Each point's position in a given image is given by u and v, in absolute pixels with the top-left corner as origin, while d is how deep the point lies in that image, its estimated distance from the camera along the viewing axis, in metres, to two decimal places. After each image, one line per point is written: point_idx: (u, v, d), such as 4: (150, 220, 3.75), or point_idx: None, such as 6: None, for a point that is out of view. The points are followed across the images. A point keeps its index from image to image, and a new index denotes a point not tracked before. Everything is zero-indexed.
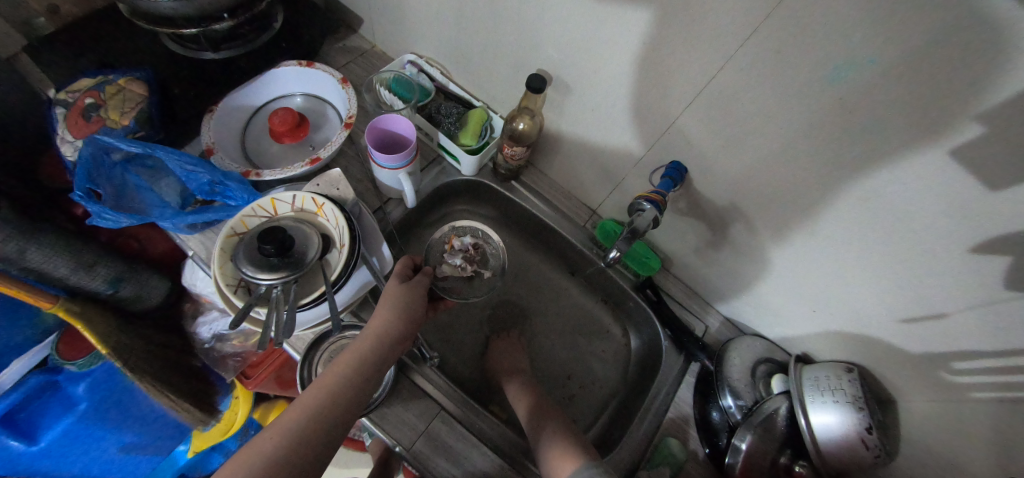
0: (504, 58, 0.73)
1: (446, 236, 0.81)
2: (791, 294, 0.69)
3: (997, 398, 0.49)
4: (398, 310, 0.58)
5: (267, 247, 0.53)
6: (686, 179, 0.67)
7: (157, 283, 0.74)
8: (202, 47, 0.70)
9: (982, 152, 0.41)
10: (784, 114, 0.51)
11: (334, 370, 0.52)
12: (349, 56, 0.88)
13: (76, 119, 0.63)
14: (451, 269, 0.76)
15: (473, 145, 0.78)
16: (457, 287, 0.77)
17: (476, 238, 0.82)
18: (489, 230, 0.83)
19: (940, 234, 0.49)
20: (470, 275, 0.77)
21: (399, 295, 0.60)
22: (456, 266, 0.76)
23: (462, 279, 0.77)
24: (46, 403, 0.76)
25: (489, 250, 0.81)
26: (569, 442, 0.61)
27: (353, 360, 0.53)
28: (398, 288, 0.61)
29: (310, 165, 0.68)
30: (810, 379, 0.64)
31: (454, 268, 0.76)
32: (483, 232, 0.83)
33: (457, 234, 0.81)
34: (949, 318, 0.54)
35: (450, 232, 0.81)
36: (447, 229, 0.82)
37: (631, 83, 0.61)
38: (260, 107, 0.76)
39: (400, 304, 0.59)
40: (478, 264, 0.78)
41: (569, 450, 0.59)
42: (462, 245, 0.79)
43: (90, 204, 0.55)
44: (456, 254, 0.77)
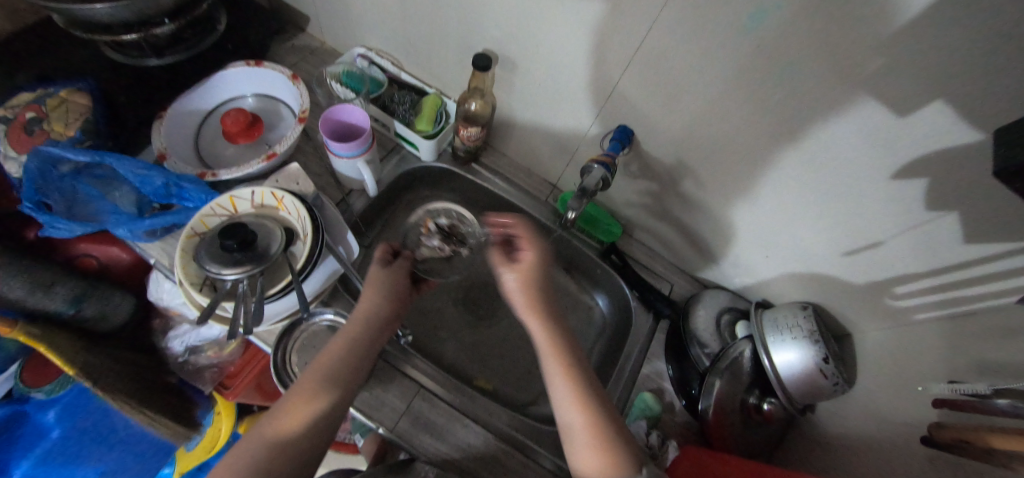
0: (450, 40, 0.74)
1: (420, 219, 0.85)
2: (746, 243, 0.72)
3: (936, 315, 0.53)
4: (384, 293, 0.59)
5: (229, 242, 0.54)
6: (635, 142, 0.69)
7: (121, 301, 0.72)
8: (145, 53, 0.68)
9: (885, 81, 0.44)
10: (713, 65, 0.53)
11: (325, 356, 0.53)
12: (299, 55, 0.89)
13: (18, 133, 0.62)
14: (429, 252, 0.81)
15: (429, 130, 0.80)
16: (437, 268, 0.81)
17: (450, 218, 0.86)
18: (462, 209, 0.86)
19: (865, 163, 0.52)
20: (449, 254, 0.82)
21: (382, 277, 0.61)
22: (434, 248, 0.81)
23: (442, 259, 0.82)
24: (18, 430, 0.74)
25: (463, 228, 0.85)
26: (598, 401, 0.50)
27: (345, 345, 0.54)
28: (382, 272, 0.62)
29: (266, 161, 0.68)
30: (770, 321, 0.67)
31: (432, 250, 0.81)
32: (458, 213, 0.86)
33: (433, 217, 0.85)
34: (884, 246, 0.57)
35: (426, 214, 0.85)
36: (421, 212, 0.86)
37: (572, 51, 0.63)
38: (211, 110, 0.76)
39: (387, 286, 0.60)
40: (454, 243, 0.83)
41: (598, 435, 0.48)
42: (438, 227, 0.84)
43: (40, 215, 0.55)
44: (433, 235, 0.82)
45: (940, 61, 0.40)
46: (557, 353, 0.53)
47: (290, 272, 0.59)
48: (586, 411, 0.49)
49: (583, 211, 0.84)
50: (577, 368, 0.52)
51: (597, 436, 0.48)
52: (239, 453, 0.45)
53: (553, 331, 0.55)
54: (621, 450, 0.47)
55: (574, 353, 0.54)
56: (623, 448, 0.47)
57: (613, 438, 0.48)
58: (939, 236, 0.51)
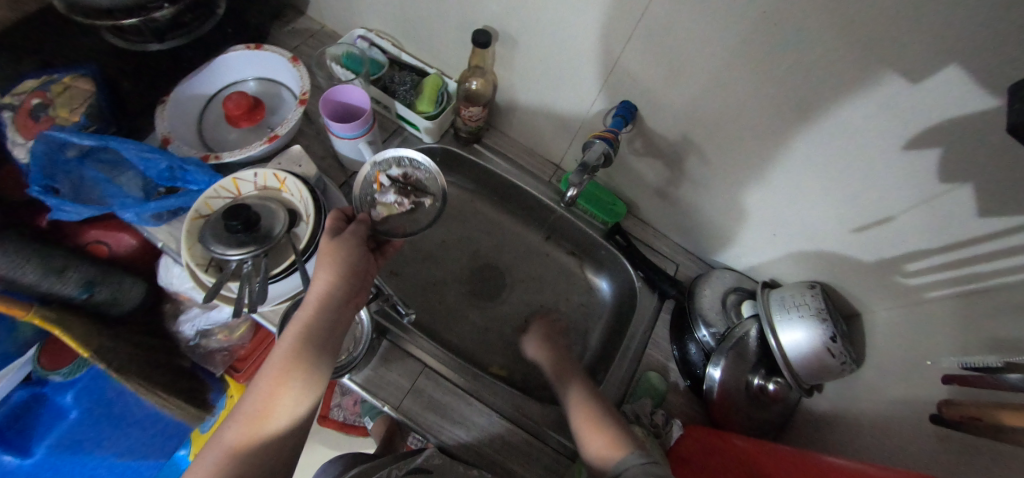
0: (449, 18, 0.73)
1: (369, 174, 0.70)
2: (751, 221, 0.71)
3: (947, 291, 0.52)
4: (337, 269, 0.54)
5: (233, 223, 0.54)
6: (638, 119, 0.68)
7: (132, 286, 0.73)
8: (146, 39, 0.68)
9: (896, 46, 0.43)
10: (716, 35, 0.52)
11: (281, 349, 0.50)
12: (300, 38, 0.88)
13: (25, 120, 0.62)
14: (387, 209, 0.68)
15: (430, 111, 0.79)
16: (400, 225, 0.69)
17: (403, 168, 0.72)
18: (414, 154, 0.72)
19: (874, 135, 0.50)
20: (411, 208, 0.70)
21: (334, 251, 0.55)
22: (391, 204, 0.69)
23: (404, 214, 0.70)
24: (36, 416, 0.73)
25: (422, 177, 0.73)
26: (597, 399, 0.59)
27: (300, 335, 0.51)
28: (333, 244, 0.56)
29: (268, 143, 0.69)
30: (776, 300, 0.66)
31: (389, 207, 0.69)
32: (410, 159, 0.73)
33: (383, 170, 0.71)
34: (894, 221, 0.56)
35: (372, 169, 0.70)
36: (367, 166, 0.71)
37: (573, 24, 0.61)
38: (213, 95, 0.76)
39: (340, 261, 0.54)
40: (415, 194, 0.71)
41: (596, 417, 0.56)
42: (391, 179, 0.71)
43: (48, 198, 0.56)
44: (388, 190, 0.69)
45: (953, 24, 0.39)
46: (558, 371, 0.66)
47: (293, 253, 0.59)
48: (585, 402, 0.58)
49: (584, 189, 0.83)
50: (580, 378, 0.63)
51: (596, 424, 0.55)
52: (210, 455, 0.46)
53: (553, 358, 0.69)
54: (614, 427, 0.54)
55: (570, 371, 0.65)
56: (618, 429, 0.54)
57: (608, 421, 0.55)
58: (952, 210, 0.49)
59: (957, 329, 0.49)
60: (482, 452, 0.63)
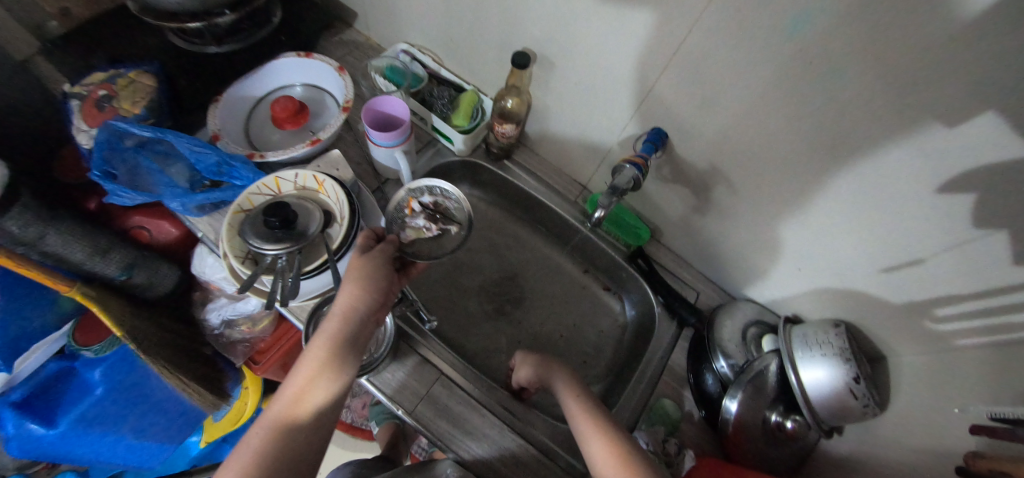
0: (491, 39, 0.76)
1: (403, 199, 0.73)
2: (776, 254, 0.71)
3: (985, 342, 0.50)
4: (363, 283, 0.54)
5: (272, 219, 0.57)
6: (667, 145, 0.70)
7: (167, 272, 0.76)
8: (206, 42, 0.74)
9: (933, 90, 0.43)
10: (752, 69, 0.53)
11: (308, 359, 0.51)
12: (345, 49, 0.93)
13: (91, 109, 0.65)
14: (415, 232, 0.70)
15: (465, 125, 0.82)
16: (425, 249, 0.70)
17: (434, 196, 0.75)
18: (446, 184, 0.75)
19: (908, 176, 0.50)
20: (437, 234, 0.72)
21: (362, 266, 0.56)
22: (419, 228, 0.71)
23: (431, 240, 0.71)
24: (66, 387, 0.73)
25: (451, 206, 0.75)
26: (619, 430, 0.52)
27: (325, 347, 0.51)
28: (361, 259, 0.57)
29: (311, 146, 0.72)
30: (799, 336, 0.65)
31: (418, 231, 0.71)
32: (442, 188, 0.75)
33: (415, 196, 0.74)
34: (925, 263, 0.55)
35: (406, 194, 0.73)
36: (402, 191, 0.74)
37: (610, 50, 0.64)
38: (262, 97, 0.80)
39: (367, 276, 0.55)
40: (442, 221, 0.72)
41: (622, 451, 0.49)
42: (422, 206, 0.73)
43: (106, 183, 0.60)
44: (417, 215, 0.72)
45: (992, 70, 0.39)
46: (569, 386, 0.60)
47: (325, 252, 0.61)
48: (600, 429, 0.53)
49: (610, 211, 0.84)
50: (592, 402, 0.57)
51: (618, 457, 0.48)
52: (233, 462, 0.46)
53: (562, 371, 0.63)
54: (641, 463, 0.48)
55: (583, 389, 0.60)
56: (646, 465, 0.48)
57: (635, 455, 0.49)
58: (986, 256, 0.49)
59: (991, 379, 0.48)
60: (493, 466, 0.62)
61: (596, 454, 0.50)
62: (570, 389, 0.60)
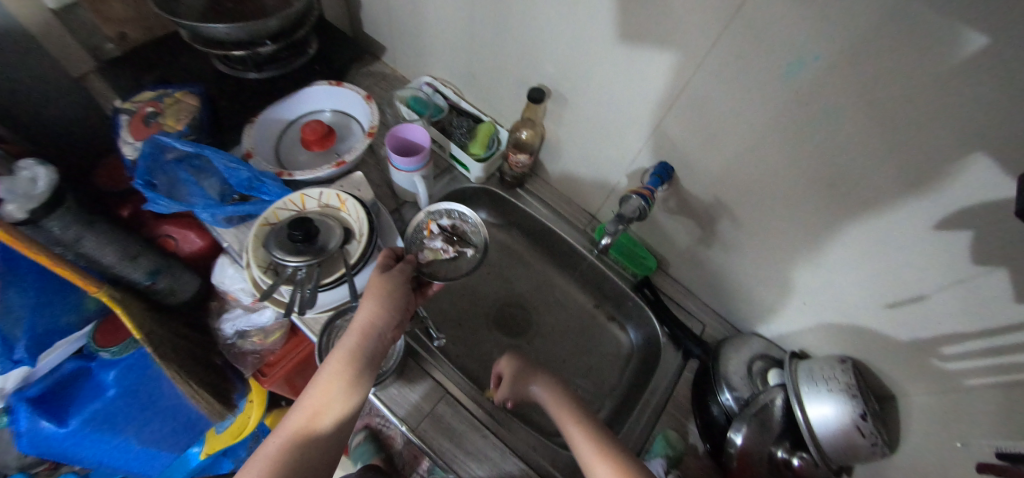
0: (509, 75, 0.82)
1: (423, 221, 0.77)
2: (781, 288, 0.72)
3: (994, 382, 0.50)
4: (382, 301, 0.57)
5: (295, 232, 0.60)
6: (673, 179, 0.73)
7: (189, 280, 0.80)
8: (246, 68, 0.81)
9: (923, 133, 0.46)
10: (753, 109, 0.57)
11: (326, 372, 0.53)
12: (373, 80, 1.00)
13: (137, 125, 0.71)
14: (433, 254, 0.74)
15: (481, 154, 0.86)
16: (442, 270, 0.73)
17: (452, 219, 0.79)
18: (464, 209, 0.79)
19: (906, 214, 0.52)
20: (454, 256, 0.75)
21: (382, 284, 0.59)
22: (436, 250, 0.74)
23: (446, 261, 0.74)
24: (79, 387, 0.76)
25: (468, 229, 0.78)
26: (632, 460, 0.52)
27: (344, 361, 0.54)
28: (381, 277, 0.60)
29: (336, 167, 0.76)
30: (804, 371, 0.65)
31: (435, 252, 0.74)
32: (460, 212, 0.79)
33: (434, 219, 0.78)
34: (928, 300, 0.56)
35: (425, 217, 0.77)
36: (422, 214, 0.78)
37: (620, 88, 0.68)
38: (293, 120, 0.85)
39: (386, 294, 0.58)
40: (460, 244, 0.76)
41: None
42: (440, 228, 0.77)
43: (147, 191, 0.64)
44: (436, 237, 0.75)
45: (977, 116, 0.42)
46: (569, 412, 0.58)
47: (343, 266, 0.64)
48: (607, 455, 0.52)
49: (617, 241, 0.86)
50: (596, 427, 0.56)
51: None
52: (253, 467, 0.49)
53: (558, 395, 0.60)
54: None
55: (587, 416, 0.57)
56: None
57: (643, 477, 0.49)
58: (987, 293, 0.50)
59: (996, 417, 0.48)
60: None
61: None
62: (571, 416, 0.57)
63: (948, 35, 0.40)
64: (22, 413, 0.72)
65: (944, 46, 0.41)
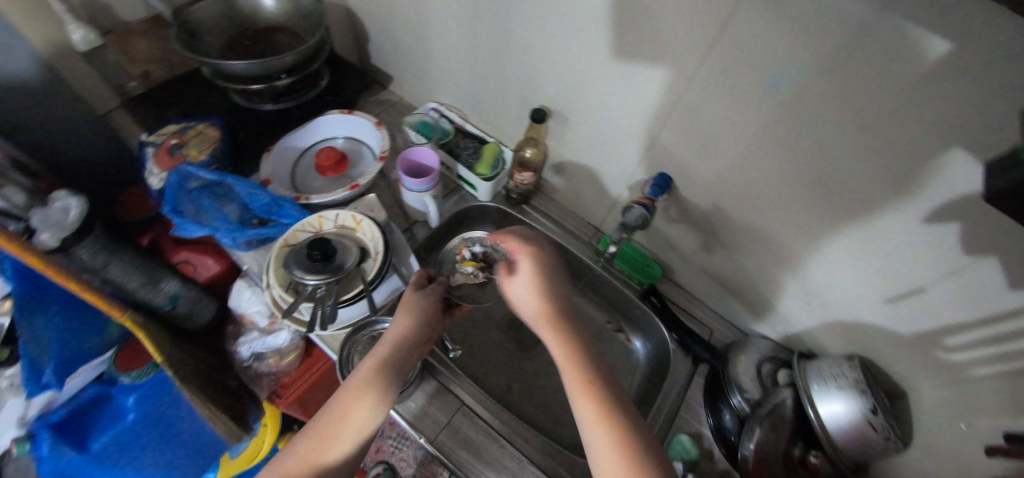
0: (512, 97, 0.86)
1: (457, 246, 0.81)
2: (786, 289, 0.74)
3: (999, 370, 0.52)
4: (414, 316, 0.62)
5: (313, 252, 0.63)
6: (673, 189, 0.76)
7: (207, 304, 0.82)
8: (263, 100, 0.87)
9: (903, 133, 0.50)
10: (743, 119, 0.61)
11: (354, 376, 0.55)
12: (381, 107, 1.05)
13: (163, 156, 0.75)
14: (463, 278, 0.77)
15: (488, 174, 0.89)
16: (470, 294, 0.76)
17: (484, 246, 0.82)
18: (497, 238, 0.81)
19: (896, 209, 0.55)
20: (482, 281, 0.77)
21: (414, 300, 0.64)
22: (468, 274, 0.77)
23: (476, 286, 0.77)
24: (100, 411, 0.77)
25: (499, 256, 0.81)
26: (642, 441, 0.47)
27: (374, 367, 0.56)
28: (413, 295, 0.65)
29: (351, 190, 0.80)
30: (813, 369, 0.67)
31: (466, 277, 0.77)
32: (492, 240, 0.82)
33: (468, 245, 0.82)
34: (925, 292, 0.58)
35: (460, 243, 0.82)
36: (457, 240, 0.83)
37: (618, 105, 0.72)
38: (307, 148, 0.88)
39: (418, 310, 0.63)
40: (489, 270, 0.78)
41: (633, 455, 0.46)
42: (472, 254, 0.80)
43: (175, 218, 0.67)
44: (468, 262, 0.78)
45: (952, 114, 0.46)
46: (575, 369, 0.53)
47: (361, 282, 0.67)
48: (610, 422, 0.48)
49: (622, 251, 0.89)
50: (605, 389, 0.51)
51: (626, 454, 0.46)
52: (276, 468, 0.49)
53: (571, 345, 0.55)
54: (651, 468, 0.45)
55: (599, 375, 0.53)
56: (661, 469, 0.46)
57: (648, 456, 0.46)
58: (981, 282, 0.52)
59: None
60: None
61: (602, 464, 0.46)
62: (576, 374, 0.53)
63: (914, 42, 0.44)
64: (44, 440, 0.72)
65: (915, 53, 0.45)
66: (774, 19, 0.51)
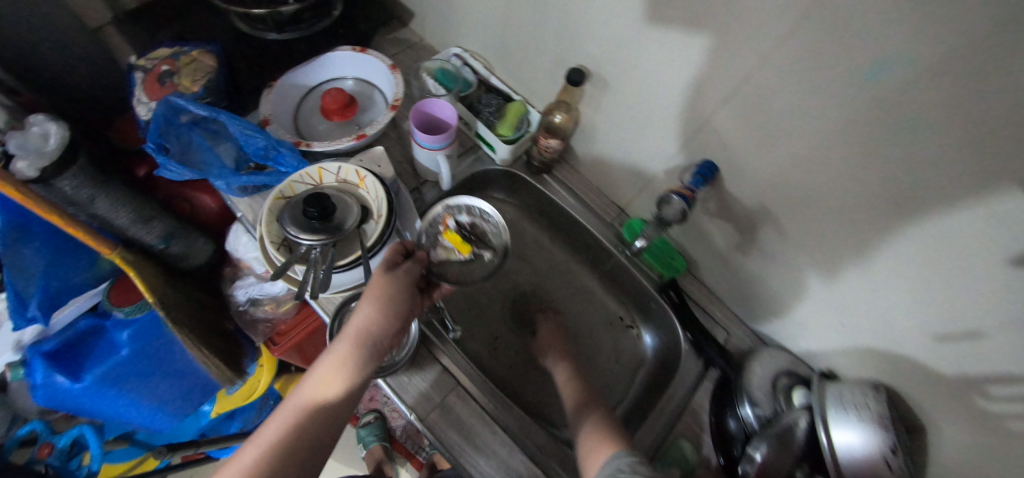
0: (547, 52, 0.76)
1: (439, 216, 0.73)
2: (822, 306, 0.67)
3: None
4: (382, 308, 0.53)
5: (310, 209, 0.57)
6: (716, 180, 0.67)
7: (203, 244, 0.79)
8: (267, 28, 0.75)
9: None
10: (817, 111, 0.50)
11: (315, 378, 0.50)
12: (399, 47, 0.94)
13: (152, 83, 0.68)
14: (446, 253, 0.69)
15: (509, 135, 0.81)
16: (454, 272, 0.68)
17: (472, 216, 0.74)
18: (485, 206, 0.74)
19: (976, 242, 0.45)
20: (469, 258, 0.70)
21: (384, 286, 0.54)
22: (451, 248, 0.69)
23: (461, 263, 0.70)
24: (96, 343, 0.78)
25: (488, 229, 0.74)
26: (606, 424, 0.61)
27: (335, 369, 0.50)
28: (383, 278, 0.55)
29: (356, 140, 0.72)
30: (834, 393, 0.61)
31: (448, 251, 0.69)
32: (481, 209, 0.74)
33: (452, 213, 0.73)
34: (985, 338, 0.49)
35: (442, 211, 0.73)
36: (439, 207, 0.73)
37: (667, 77, 0.62)
38: (313, 86, 0.81)
39: (387, 298, 0.54)
40: (477, 245, 0.72)
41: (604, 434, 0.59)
42: (458, 225, 0.72)
43: (159, 156, 0.62)
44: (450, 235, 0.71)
45: None
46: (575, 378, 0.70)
47: (359, 248, 0.61)
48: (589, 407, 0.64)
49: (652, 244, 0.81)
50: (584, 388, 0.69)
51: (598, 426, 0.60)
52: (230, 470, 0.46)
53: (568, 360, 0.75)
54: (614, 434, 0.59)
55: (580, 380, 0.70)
56: (623, 438, 0.58)
57: (613, 431, 0.59)
58: None
59: None
60: None
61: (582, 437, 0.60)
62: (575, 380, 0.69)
63: None
64: (39, 366, 0.73)
65: None
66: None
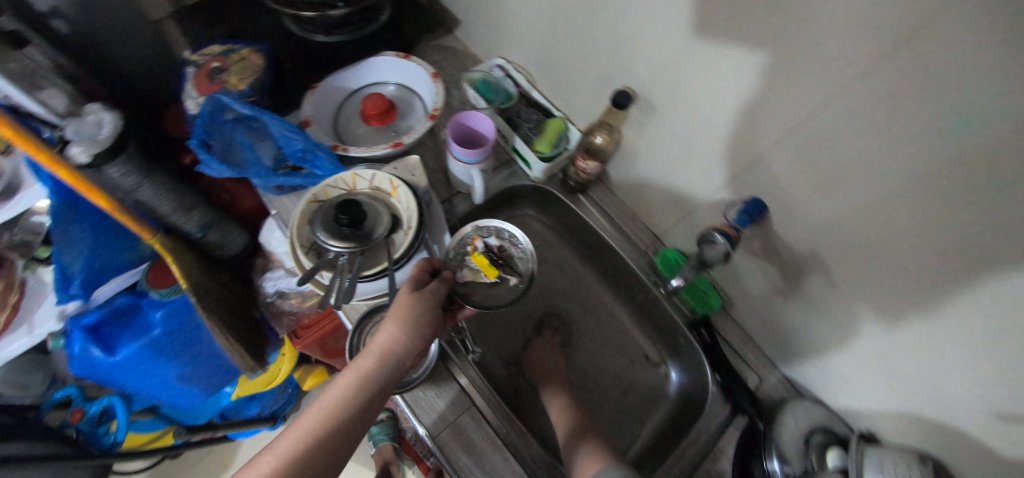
0: (593, 71, 0.73)
1: (468, 236, 0.71)
2: (865, 364, 0.61)
3: None
4: (408, 328, 0.53)
5: (342, 216, 0.56)
6: (763, 220, 0.64)
7: (238, 235, 0.82)
8: (315, 30, 0.78)
9: None
10: (884, 162, 0.46)
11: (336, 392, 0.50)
12: (443, 55, 0.93)
13: (202, 79, 0.69)
14: (472, 274, 0.68)
15: (547, 152, 0.79)
16: (478, 294, 0.67)
17: (502, 239, 0.73)
18: (515, 231, 0.73)
19: None
20: (495, 281, 0.68)
21: (409, 304, 0.55)
22: (477, 270, 0.68)
23: (484, 284, 0.68)
24: (131, 320, 0.80)
25: (516, 253, 0.72)
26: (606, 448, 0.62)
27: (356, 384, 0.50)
28: (409, 297, 0.56)
29: (393, 147, 0.72)
30: (874, 463, 0.54)
31: (474, 273, 0.68)
32: (510, 233, 0.73)
33: (481, 235, 0.72)
34: None
35: (472, 232, 0.72)
36: (469, 228, 0.73)
37: (720, 108, 0.59)
38: (355, 90, 0.81)
39: (412, 317, 0.54)
40: (503, 269, 0.69)
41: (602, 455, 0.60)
42: (486, 247, 0.71)
43: (201, 152, 0.62)
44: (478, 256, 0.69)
45: None
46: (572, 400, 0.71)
47: (386, 259, 0.61)
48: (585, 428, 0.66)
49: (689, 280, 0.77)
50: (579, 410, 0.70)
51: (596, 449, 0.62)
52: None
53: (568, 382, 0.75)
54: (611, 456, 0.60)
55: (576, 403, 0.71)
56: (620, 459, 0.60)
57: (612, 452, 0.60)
58: None
59: None
60: None
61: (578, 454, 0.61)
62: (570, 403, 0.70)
63: None
64: (78, 338, 0.76)
65: None
66: (982, 44, 0.35)
